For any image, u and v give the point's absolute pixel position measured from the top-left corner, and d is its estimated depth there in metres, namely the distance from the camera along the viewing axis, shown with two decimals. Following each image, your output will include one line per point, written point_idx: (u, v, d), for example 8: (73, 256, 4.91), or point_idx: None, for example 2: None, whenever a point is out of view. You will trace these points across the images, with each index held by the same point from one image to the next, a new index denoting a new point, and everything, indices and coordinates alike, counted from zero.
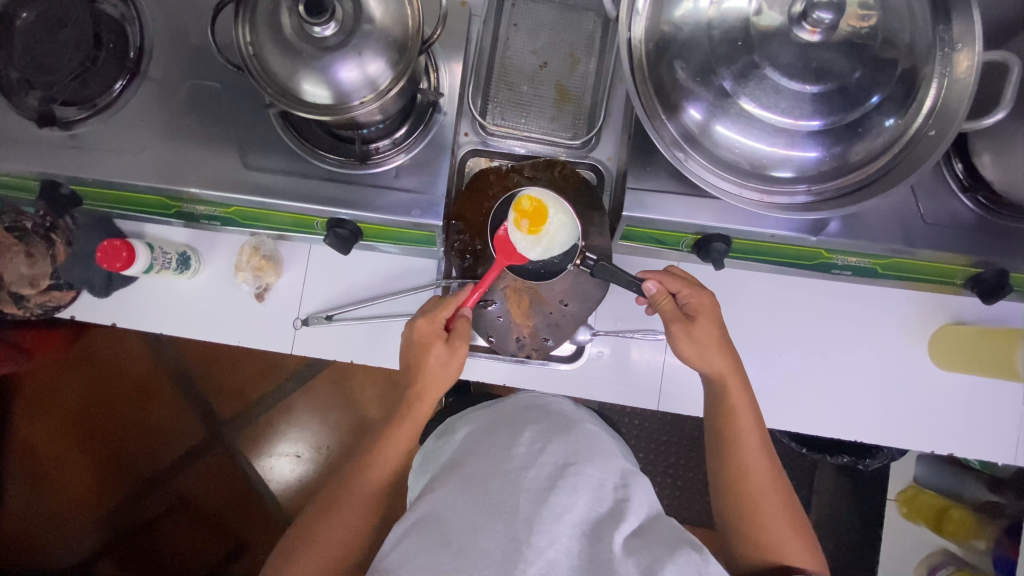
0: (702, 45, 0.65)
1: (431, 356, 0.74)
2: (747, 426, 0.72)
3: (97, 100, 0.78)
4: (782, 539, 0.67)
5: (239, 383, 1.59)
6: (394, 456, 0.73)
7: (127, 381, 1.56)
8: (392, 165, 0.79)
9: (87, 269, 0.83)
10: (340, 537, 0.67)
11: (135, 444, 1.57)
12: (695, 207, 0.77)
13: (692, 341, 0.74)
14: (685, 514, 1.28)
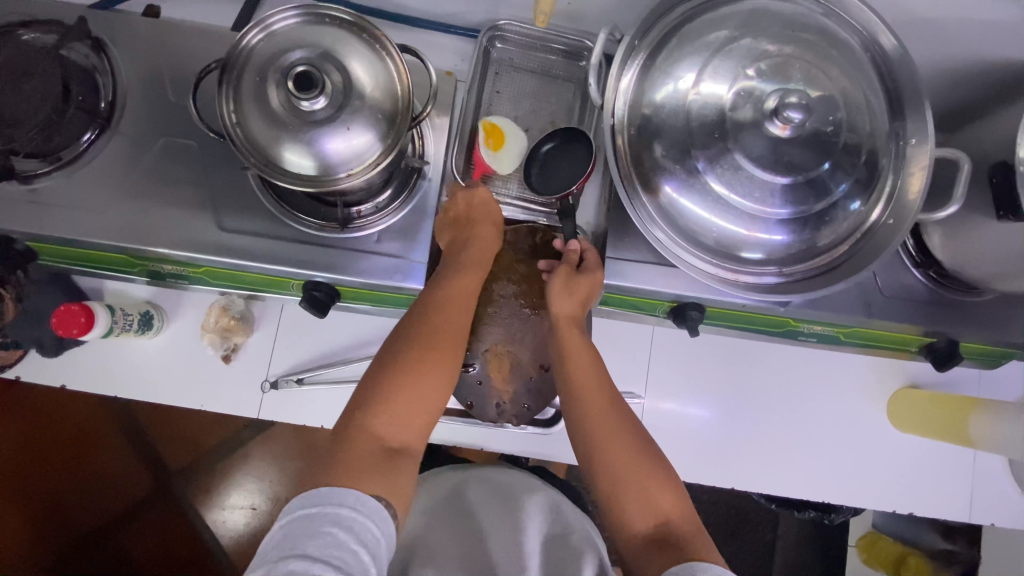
0: (681, 133, 0.68)
1: (475, 222, 0.78)
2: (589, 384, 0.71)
3: (63, 152, 0.75)
4: (637, 489, 0.66)
5: (196, 430, 1.51)
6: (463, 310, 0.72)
7: (67, 430, 1.45)
8: (374, 229, 0.78)
9: (38, 328, 0.79)
10: (428, 392, 0.67)
11: (74, 499, 1.45)
12: (671, 278, 0.79)
13: (565, 289, 0.74)
14: None
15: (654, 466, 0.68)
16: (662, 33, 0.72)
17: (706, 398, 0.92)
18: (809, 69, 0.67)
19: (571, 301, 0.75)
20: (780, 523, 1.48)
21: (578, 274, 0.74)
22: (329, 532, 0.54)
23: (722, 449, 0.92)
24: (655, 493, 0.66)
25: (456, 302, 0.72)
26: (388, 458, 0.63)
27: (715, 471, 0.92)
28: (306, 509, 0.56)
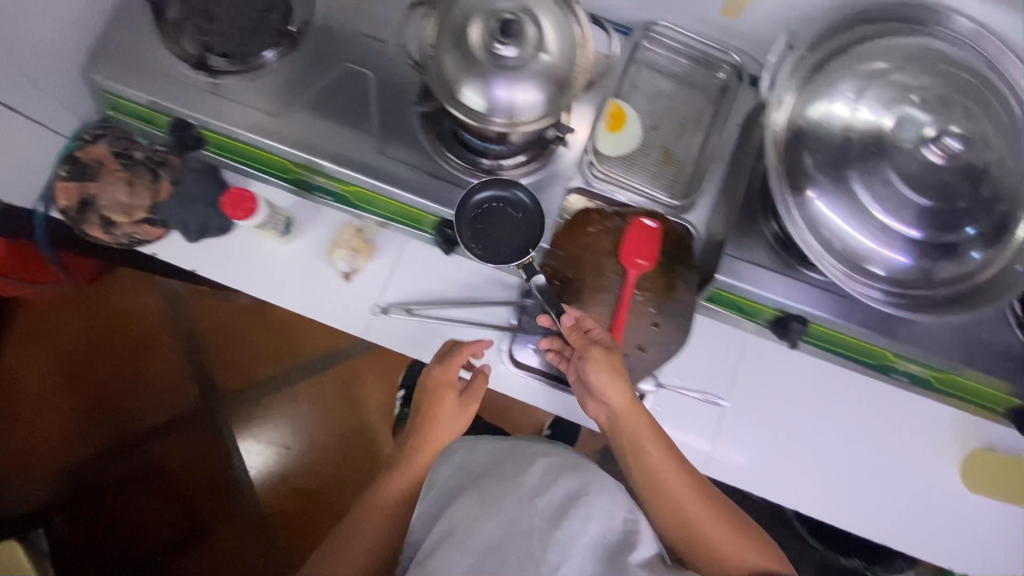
0: (835, 144, 0.71)
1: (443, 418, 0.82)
2: (658, 457, 0.73)
3: (250, 58, 0.80)
4: (755, 560, 0.69)
5: (251, 357, 1.57)
6: (394, 489, 0.78)
7: (135, 333, 1.54)
8: (510, 184, 0.83)
9: (185, 211, 0.84)
10: (375, 519, 0.76)
11: (123, 398, 1.51)
12: (783, 283, 0.84)
13: (614, 377, 0.74)
14: None
15: (743, 525, 0.72)
16: (837, 45, 0.73)
17: (783, 415, 0.92)
18: (969, 112, 0.70)
19: (618, 387, 0.74)
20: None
21: (615, 352, 0.74)
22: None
23: (787, 471, 0.92)
24: (763, 557, 0.70)
25: (393, 488, 0.78)
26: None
27: (777, 490, 0.91)
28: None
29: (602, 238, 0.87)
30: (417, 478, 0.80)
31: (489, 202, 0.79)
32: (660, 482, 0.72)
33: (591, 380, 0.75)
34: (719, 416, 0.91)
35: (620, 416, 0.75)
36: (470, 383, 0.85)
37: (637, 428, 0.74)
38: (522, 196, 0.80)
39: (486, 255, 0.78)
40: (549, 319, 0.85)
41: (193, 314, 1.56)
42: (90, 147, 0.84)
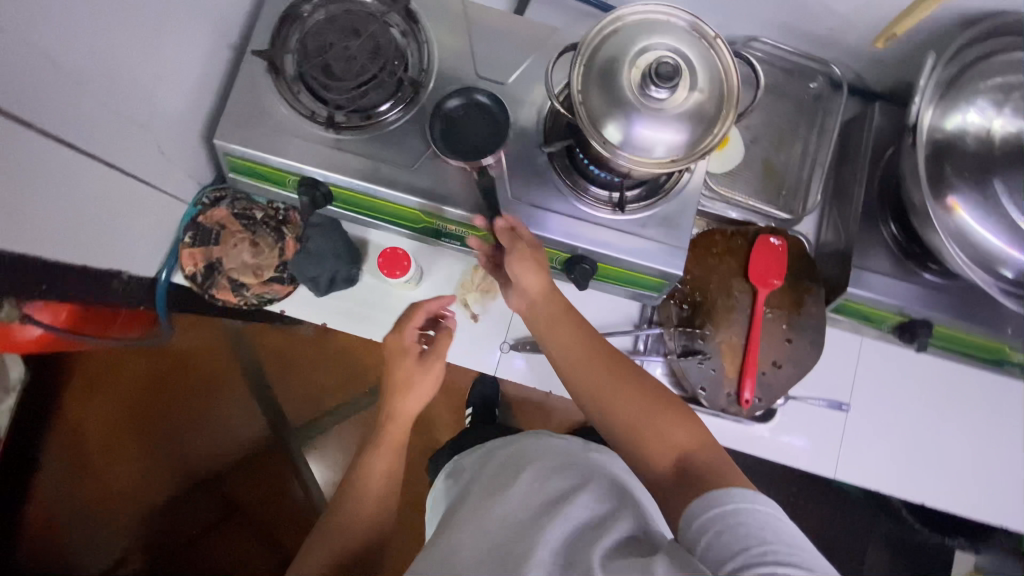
0: (976, 155, 0.73)
1: (413, 385, 0.81)
2: (570, 340, 0.69)
3: (371, 112, 0.79)
4: (659, 429, 0.64)
5: (319, 389, 1.48)
6: (375, 485, 0.81)
7: (197, 372, 1.46)
8: (639, 216, 0.82)
9: (316, 267, 0.83)
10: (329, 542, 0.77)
11: (195, 441, 1.47)
12: (910, 293, 0.85)
13: (524, 265, 0.70)
14: None
15: (649, 389, 0.66)
16: (964, 62, 0.76)
17: (903, 413, 0.95)
18: None
19: (534, 276, 0.70)
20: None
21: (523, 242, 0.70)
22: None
23: (908, 468, 0.94)
24: (671, 425, 0.64)
25: (372, 477, 0.80)
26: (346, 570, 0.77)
27: (902, 488, 0.94)
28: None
29: (726, 259, 0.88)
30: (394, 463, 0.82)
31: (455, 107, 0.80)
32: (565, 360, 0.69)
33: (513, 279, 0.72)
34: (844, 421, 0.94)
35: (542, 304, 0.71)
36: (434, 342, 0.84)
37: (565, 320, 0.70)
38: (483, 98, 0.81)
39: (453, 154, 0.78)
40: (682, 342, 0.87)
41: (255, 348, 1.47)
42: (212, 211, 0.85)
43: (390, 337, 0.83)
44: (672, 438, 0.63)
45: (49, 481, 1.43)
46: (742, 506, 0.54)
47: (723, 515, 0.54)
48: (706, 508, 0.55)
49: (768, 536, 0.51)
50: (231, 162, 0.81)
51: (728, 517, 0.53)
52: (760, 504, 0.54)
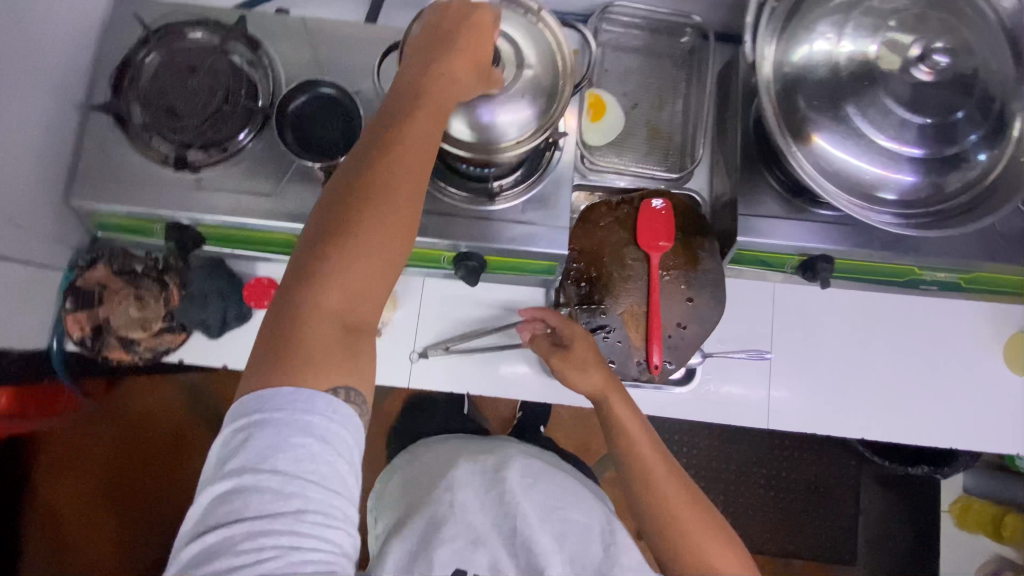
0: (828, 83, 0.72)
1: (408, 136, 0.58)
2: (640, 437, 0.74)
3: (227, 143, 0.77)
4: (717, 555, 0.68)
5: None
6: (363, 270, 0.56)
7: (159, 434, 1.45)
8: (514, 202, 0.81)
9: (202, 310, 0.83)
10: (376, 275, 0.57)
11: (166, 499, 1.45)
12: (801, 231, 0.83)
13: (580, 369, 0.76)
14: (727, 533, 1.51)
15: (711, 517, 0.70)
16: None
17: (827, 350, 0.94)
18: (946, 25, 0.71)
19: (591, 371, 0.76)
20: (863, 497, 1.54)
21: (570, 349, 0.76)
22: (322, 564, 0.48)
23: (847, 403, 0.92)
24: (724, 559, 0.68)
25: (377, 220, 0.56)
26: (345, 337, 0.56)
27: (843, 425, 0.92)
28: (240, 519, 0.48)
29: (615, 230, 0.86)
30: (402, 237, 0.58)
31: (299, 103, 0.79)
32: (650, 476, 0.72)
33: (559, 376, 0.79)
34: (769, 369, 0.92)
35: (601, 398, 0.76)
36: (451, 77, 0.60)
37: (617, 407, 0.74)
38: (329, 90, 0.79)
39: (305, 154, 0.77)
40: (586, 321, 0.85)
41: (216, 400, 1.46)
42: (89, 273, 0.83)
43: (382, 142, 0.58)
44: (722, 565, 0.67)
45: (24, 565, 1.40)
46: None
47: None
48: None
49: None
50: (97, 220, 0.80)
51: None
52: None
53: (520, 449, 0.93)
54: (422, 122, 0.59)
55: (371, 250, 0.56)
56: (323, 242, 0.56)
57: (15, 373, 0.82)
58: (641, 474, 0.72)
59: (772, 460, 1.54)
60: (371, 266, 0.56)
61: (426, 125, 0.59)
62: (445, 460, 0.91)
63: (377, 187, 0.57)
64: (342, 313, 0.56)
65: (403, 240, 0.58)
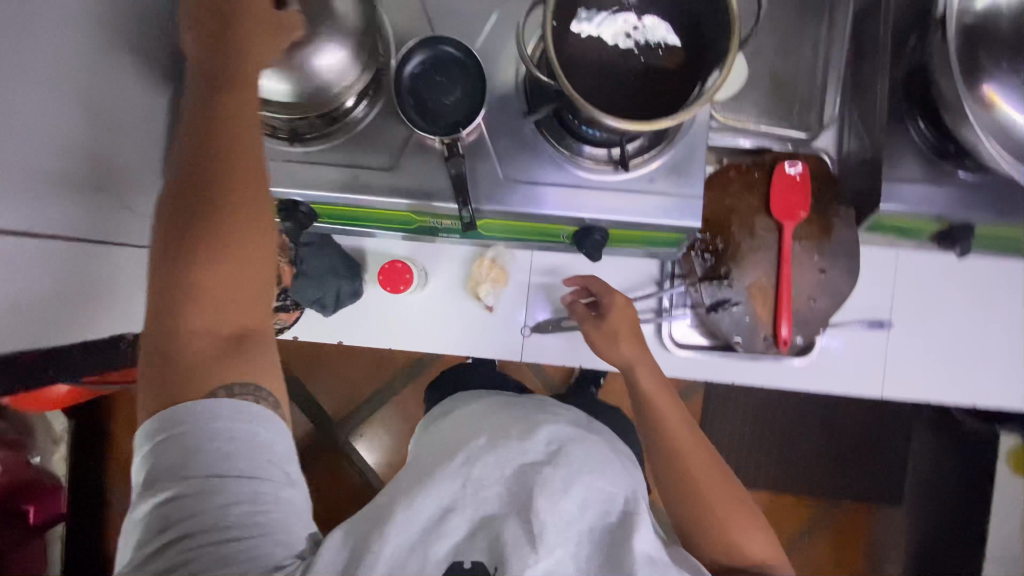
0: (1012, 38, 0.65)
1: (240, 131, 0.57)
2: (667, 409, 0.73)
3: (337, 113, 0.71)
4: (744, 533, 0.69)
5: (350, 381, 1.44)
6: (227, 276, 0.55)
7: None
8: (647, 170, 0.75)
9: (318, 288, 0.81)
10: (231, 285, 0.56)
11: None
12: (946, 197, 0.77)
13: (611, 339, 0.76)
14: (785, 481, 1.51)
15: (739, 498, 0.70)
16: None
17: (946, 319, 0.90)
18: None
19: (621, 343, 0.75)
20: (913, 442, 1.51)
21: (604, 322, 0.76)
22: (278, 540, 0.53)
23: (961, 373, 0.90)
24: (750, 538, 0.69)
25: (234, 230, 0.56)
26: (226, 347, 0.55)
27: (954, 394, 0.91)
28: (172, 525, 0.50)
29: (745, 197, 0.82)
30: (256, 239, 0.57)
31: (416, 64, 0.72)
32: (687, 459, 0.70)
33: (590, 343, 0.79)
34: (886, 336, 0.90)
35: (627, 370, 0.75)
36: (245, 59, 0.57)
37: (645, 378, 0.74)
38: (449, 48, 0.72)
39: (423, 125, 0.70)
40: (710, 294, 0.83)
41: None
42: None
43: (207, 134, 0.56)
44: (747, 544, 0.68)
45: (112, 514, 1.45)
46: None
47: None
48: None
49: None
50: None
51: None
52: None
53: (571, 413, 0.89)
54: (238, 99, 0.57)
55: (248, 254, 0.57)
56: (172, 266, 0.55)
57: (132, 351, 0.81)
58: (677, 460, 0.71)
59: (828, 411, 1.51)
60: (248, 265, 0.57)
61: (246, 110, 0.57)
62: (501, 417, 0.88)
63: (220, 190, 0.55)
64: (203, 332, 0.55)
65: (267, 239, 0.58)
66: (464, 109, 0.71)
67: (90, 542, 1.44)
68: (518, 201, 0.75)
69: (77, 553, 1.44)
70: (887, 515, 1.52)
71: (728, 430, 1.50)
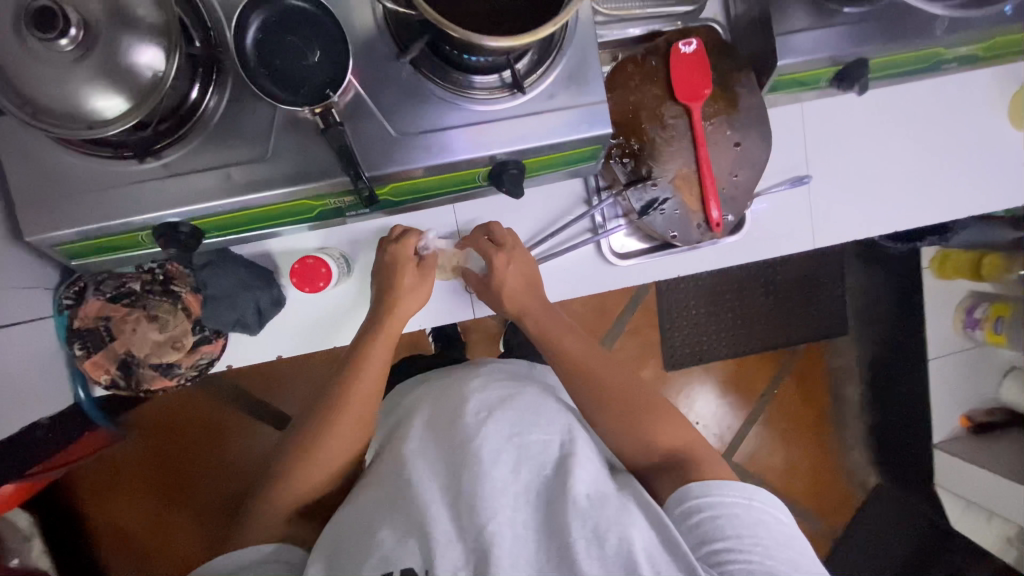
0: None
1: None
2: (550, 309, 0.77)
3: (182, 109, 0.61)
4: (662, 422, 0.71)
5: (316, 385, 1.36)
6: None
7: (191, 426, 1.34)
8: (544, 86, 0.70)
9: (234, 308, 0.74)
10: None
11: (230, 486, 1.35)
12: (837, 38, 0.76)
13: (507, 264, 0.76)
14: (752, 344, 1.56)
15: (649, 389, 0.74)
16: None
17: (855, 158, 0.93)
18: None
19: (520, 264, 0.76)
20: (846, 275, 1.58)
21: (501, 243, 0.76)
22: None
23: (881, 201, 0.95)
24: (670, 424, 0.71)
25: None
26: None
27: (877, 222, 0.96)
28: None
29: (648, 89, 0.79)
30: None
31: (256, 29, 0.62)
32: (589, 371, 0.73)
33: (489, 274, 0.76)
34: (809, 191, 0.92)
35: (519, 292, 0.77)
36: None
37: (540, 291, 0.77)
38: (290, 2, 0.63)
39: (285, 96, 0.62)
40: (639, 199, 0.81)
41: (235, 379, 1.34)
42: (83, 309, 0.72)
43: None
44: (669, 430, 0.71)
45: None
46: (724, 498, 0.64)
47: (705, 501, 0.63)
48: (696, 495, 0.64)
49: (760, 533, 0.61)
50: (65, 251, 0.65)
51: (721, 507, 0.63)
52: (755, 500, 0.64)
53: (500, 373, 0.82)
54: None
55: None
56: None
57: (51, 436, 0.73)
58: (579, 372, 0.73)
59: (766, 266, 1.55)
60: None
61: None
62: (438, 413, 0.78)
63: None
64: None
65: None
66: (327, 68, 0.63)
67: None
68: (419, 155, 0.68)
69: None
70: (836, 344, 1.60)
71: (688, 317, 1.53)
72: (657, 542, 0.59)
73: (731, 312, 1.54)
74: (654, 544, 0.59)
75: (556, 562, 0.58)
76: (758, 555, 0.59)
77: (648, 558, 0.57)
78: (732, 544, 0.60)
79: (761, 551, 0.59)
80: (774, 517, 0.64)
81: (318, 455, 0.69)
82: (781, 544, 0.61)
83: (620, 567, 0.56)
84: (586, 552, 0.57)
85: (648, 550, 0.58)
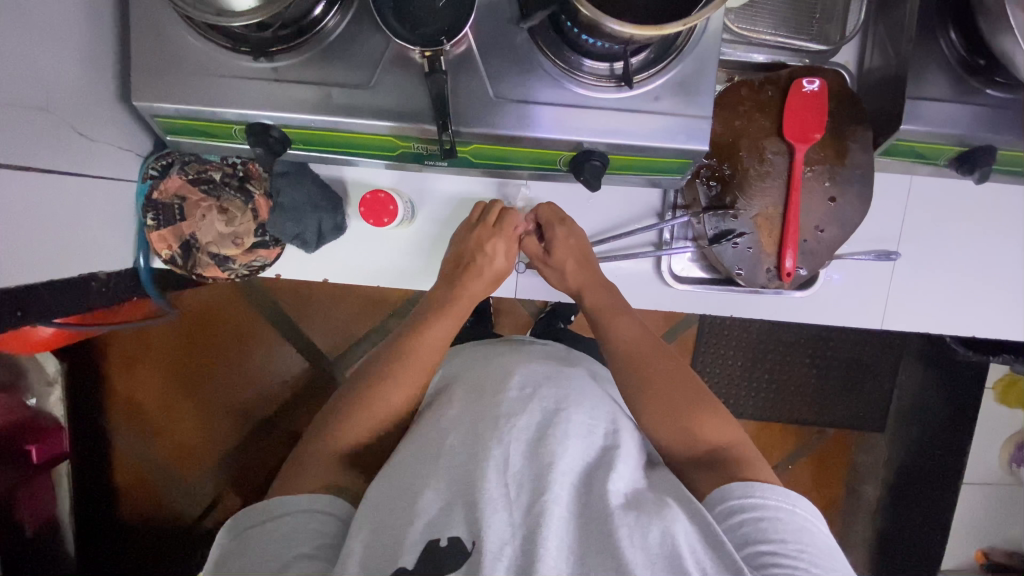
0: None
1: None
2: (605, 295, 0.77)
3: (305, 22, 0.63)
4: (698, 418, 0.69)
5: (343, 321, 1.40)
6: None
7: (225, 328, 1.38)
8: (652, 88, 0.68)
9: (297, 223, 0.77)
10: None
11: (243, 390, 1.40)
12: (973, 117, 0.71)
13: (570, 243, 0.78)
14: (779, 412, 1.48)
15: (691, 381, 0.72)
16: None
17: (952, 249, 0.87)
18: None
19: (580, 256, 0.79)
20: (900, 371, 1.47)
21: (570, 226, 0.79)
22: None
23: (967, 302, 0.89)
24: (707, 423, 0.69)
25: None
26: None
27: (956, 322, 0.89)
28: None
29: (757, 118, 0.77)
30: None
31: None
32: (635, 360, 0.73)
33: (553, 244, 0.79)
34: (894, 268, 0.87)
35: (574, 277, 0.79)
36: None
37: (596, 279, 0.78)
38: None
39: (402, 32, 0.62)
40: (714, 225, 0.78)
41: (274, 294, 1.38)
42: (165, 183, 0.77)
43: None
44: (703, 427, 0.69)
45: (116, 453, 1.39)
46: (769, 502, 0.61)
47: (751, 503, 0.61)
48: (746, 493, 0.62)
49: (804, 539, 0.59)
50: (164, 124, 0.69)
51: (766, 510, 0.61)
52: (799, 508, 0.62)
53: (540, 350, 0.79)
54: None
55: None
56: None
57: (105, 292, 0.79)
58: (628, 360, 0.73)
59: (819, 336, 1.47)
60: None
61: None
62: (472, 368, 0.75)
63: None
64: None
65: None
66: (451, 15, 0.63)
67: (93, 481, 1.39)
68: (512, 122, 0.68)
69: (86, 491, 1.39)
70: (868, 439, 1.51)
71: (721, 367, 1.46)
72: (697, 539, 0.58)
73: (767, 374, 1.46)
74: (698, 542, 0.57)
75: (599, 548, 0.56)
76: (804, 562, 0.57)
77: (691, 554, 0.56)
78: (777, 547, 0.58)
79: (807, 558, 0.57)
80: (817, 525, 0.62)
81: (375, 404, 0.70)
82: (824, 552, 0.59)
83: (662, 560, 0.55)
84: (630, 541, 0.56)
85: (691, 544, 0.57)
